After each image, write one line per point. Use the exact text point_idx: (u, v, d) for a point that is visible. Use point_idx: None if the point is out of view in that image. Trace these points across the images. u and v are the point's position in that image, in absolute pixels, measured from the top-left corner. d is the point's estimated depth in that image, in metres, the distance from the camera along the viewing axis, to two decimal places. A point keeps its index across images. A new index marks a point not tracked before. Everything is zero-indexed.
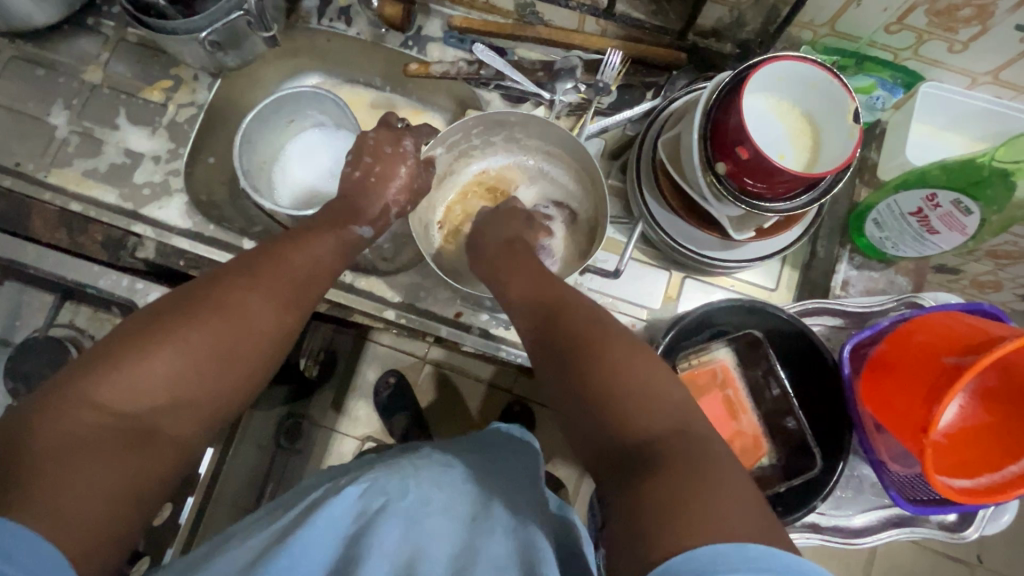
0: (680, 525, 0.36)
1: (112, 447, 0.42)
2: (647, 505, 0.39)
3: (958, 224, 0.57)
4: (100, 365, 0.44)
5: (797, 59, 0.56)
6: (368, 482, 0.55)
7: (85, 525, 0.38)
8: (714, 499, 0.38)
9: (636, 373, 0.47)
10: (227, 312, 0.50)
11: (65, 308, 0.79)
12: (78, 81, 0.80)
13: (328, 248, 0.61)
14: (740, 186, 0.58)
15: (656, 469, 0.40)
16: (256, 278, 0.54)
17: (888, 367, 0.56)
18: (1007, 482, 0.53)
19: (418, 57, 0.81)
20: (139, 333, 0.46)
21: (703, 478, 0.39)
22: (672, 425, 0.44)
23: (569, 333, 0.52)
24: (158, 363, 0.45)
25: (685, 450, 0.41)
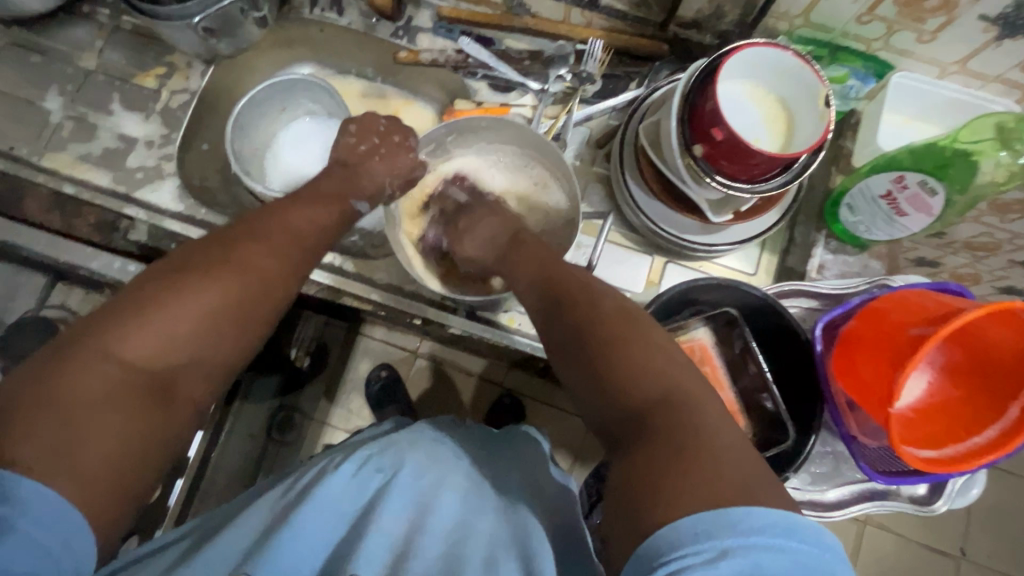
0: (666, 497, 0.36)
1: (132, 403, 0.42)
2: (635, 478, 0.38)
3: (924, 205, 0.60)
4: (115, 319, 0.44)
5: (771, 46, 0.58)
6: (360, 459, 0.55)
7: (102, 484, 0.39)
8: (714, 464, 0.37)
9: (640, 349, 0.45)
10: (236, 271, 0.49)
11: (58, 290, 0.80)
12: (73, 67, 0.82)
13: (331, 215, 0.60)
14: (717, 167, 0.60)
15: (653, 437, 0.40)
16: (265, 237, 0.53)
17: (860, 342, 0.58)
18: (970, 453, 0.55)
19: (408, 46, 0.83)
20: (150, 291, 0.46)
21: (697, 443, 0.38)
22: (661, 394, 0.42)
23: (575, 316, 0.50)
24: (172, 320, 0.45)
25: (683, 418, 0.40)
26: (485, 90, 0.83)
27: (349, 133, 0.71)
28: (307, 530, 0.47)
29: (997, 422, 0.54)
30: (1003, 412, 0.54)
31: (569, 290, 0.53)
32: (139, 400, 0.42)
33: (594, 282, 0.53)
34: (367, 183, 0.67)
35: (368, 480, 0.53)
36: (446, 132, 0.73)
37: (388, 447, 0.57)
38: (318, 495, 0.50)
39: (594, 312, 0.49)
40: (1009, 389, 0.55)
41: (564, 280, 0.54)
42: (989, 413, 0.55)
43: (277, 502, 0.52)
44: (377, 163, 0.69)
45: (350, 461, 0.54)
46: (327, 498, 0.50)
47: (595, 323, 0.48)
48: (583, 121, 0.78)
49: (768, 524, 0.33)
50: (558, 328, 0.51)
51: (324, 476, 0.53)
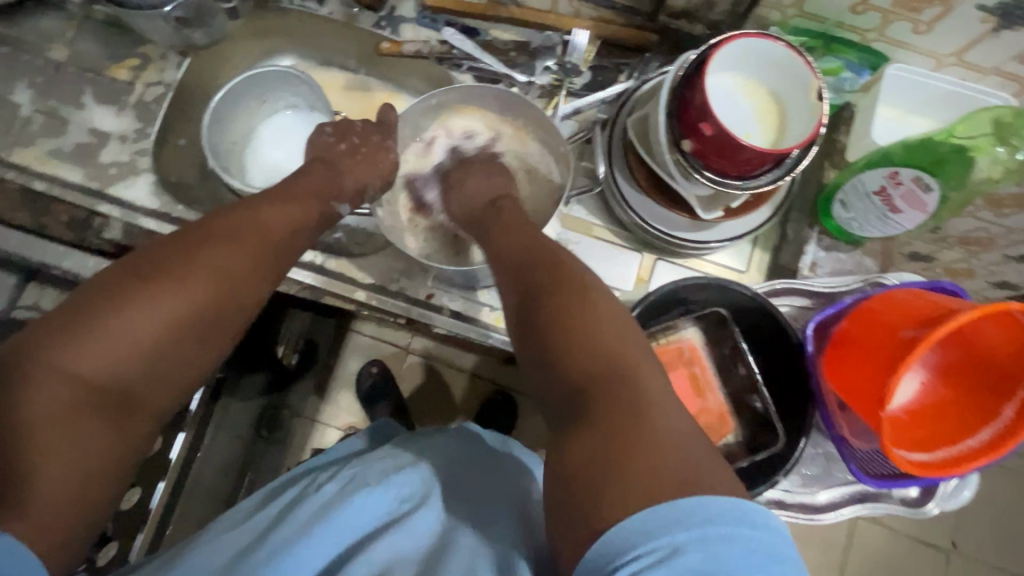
0: (607, 490, 0.36)
1: (87, 422, 0.40)
2: (575, 461, 0.38)
3: (918, 202, 0.58)
4: (69, 333, 0.41)
5: (761, 37, 0.56)
6: (347, 477, 0.54)
7: (57, 513, 0.38)
8: (652, 452, 0.36)
9: (591, 319, 0.44)
10: (203, 275, 0.47)
11: (30, 290, 0.77)
12: (42, 59, 0.79)
13: (299, 213, 0.58)
14: (707, 164, 0.58)
15: (591, 413, 0.40)
16: (234, 236, 0.51)
17: (851, 344, 0.56)
18: (963, 456, 0.53)
19: (392, 37, 0.81)
20: (107, 296, 0.43)
21: (635, 426, 0.38)
22: (599, 366, 0.41)
23: (528, 283, 0.49)
24: (130, 331, 0.43)
25: (625, 396, 0.40)
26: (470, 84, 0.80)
27: (325, 135, 0.71)
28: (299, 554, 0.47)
29: (990, 425, 0.53)
30: (997, 414, 0.53)
31: (529, 258, 0.52)
32: (98, 423, 0.41)
33: (559, 252, 0.52)
34: (348, 184, 0.65)
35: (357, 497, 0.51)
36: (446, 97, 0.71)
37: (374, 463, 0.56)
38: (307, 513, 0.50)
39: (546, 280, 0.48)
40: (1004, 391, 0.53)
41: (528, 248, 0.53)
42: (983, 416, 0.54)
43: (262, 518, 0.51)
44: (356, 164, 0.67)
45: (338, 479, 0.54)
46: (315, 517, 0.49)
47: (548, 290, 0.47)
48: (571, 115, 0.76)
49: (718, 513, 0.34)
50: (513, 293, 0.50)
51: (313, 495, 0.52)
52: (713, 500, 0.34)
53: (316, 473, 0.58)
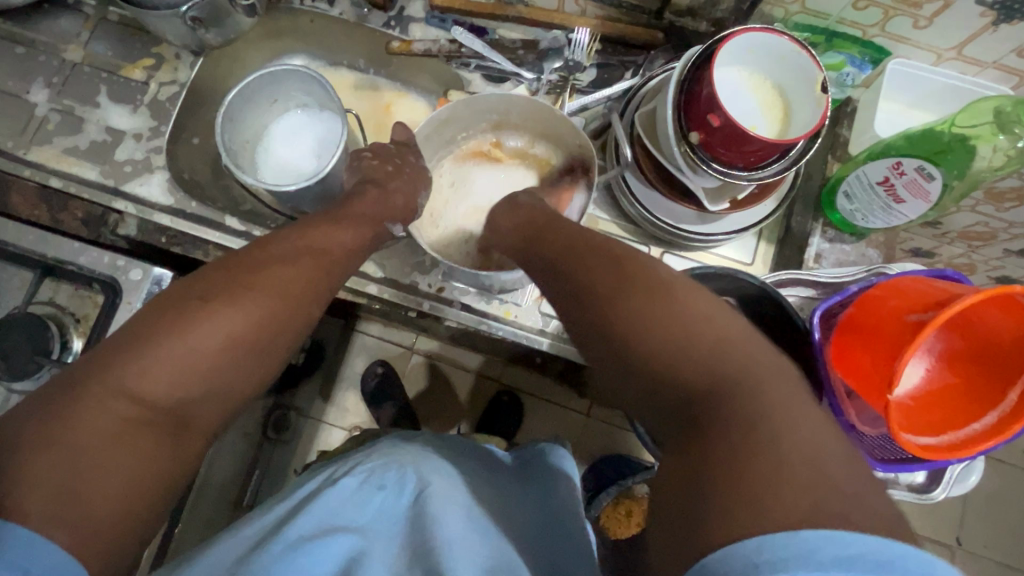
0: (768, 502, 0.33)
1: (145, 440, 0.41)
2: (715, 472, 0.36)
3: (922, 191, 0.58)
4: (131, 351, 0.43)
5: (766, 31, 0.58)
6: (366, 473, 0.55)
7: (107, 532, 0.38)
8: (793, 469, 0.34)
9: (694, 332, 0.44)
10: (262, 297, 0.49)
11: (45, 286, 0.76)
12: (58, 60, 0.80)
13: (355, 239, 0.60)
14: (714, 155, 0.59)
15: (711, 431, 0.39)
16: (290, 261, 0.52)
17: (857, 330, 0.58)
18: (970, 439, 0.54)
19: (401, 36, 0.82)
20: (171, 316, 0.45)
21: (759, 439, 0.36)
22: (728, 372, 0.41)
23: (615, 299, 0.48)
24: (191, 349, 0.44)
25: (743, 406, 0.38)
26: (478, 81, 0.82)
27: (365, 158, 0.72)
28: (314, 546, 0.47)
29: (995, 409, 0.54)
30: (1002, 399, 0.54)
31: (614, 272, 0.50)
32: (150, 440, 0.41)
33: (643, 262, 0.50)
34: (400, 204, 0.68)
35: (371, 496, 0.53)
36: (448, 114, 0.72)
37: (393, 460, 0.57)
38: (321, 506, 0.51)
39: (638, 292, 0.47)
40: (1010, 375, 0.54)
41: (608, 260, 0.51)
42: (989, 400, 0.55)
43: (275, 515, 0.53)
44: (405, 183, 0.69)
45: (355, 474, 0.55)
46: (330, 513, 0.51)
47: (645, 304, 0.46)
48: (578, 112, 0.78)
49: (851, 540, 0.30)
50: (592, 308, 0.49)
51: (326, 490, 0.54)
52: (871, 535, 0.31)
53: (332, 468, 0.60)
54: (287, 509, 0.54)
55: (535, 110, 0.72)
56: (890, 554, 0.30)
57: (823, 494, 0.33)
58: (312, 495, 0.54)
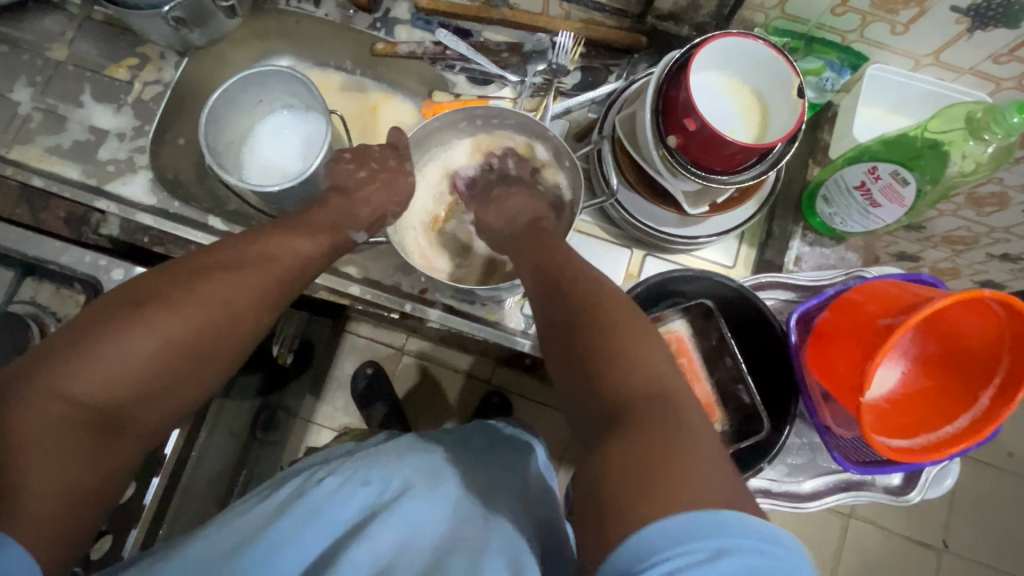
0: (661, 492, 0.36)
1: (79, 441, 0.41)
2: (614, 471, 0.39)
3: (897, 195, 0.60)
4: (64, 355, 0.42)
5: (742, 36, 0.58)
6: (345, 473, 0.56)
7: (60, 526, 0.39)
8: (690, 469, 0.38)
9: (630, 351, 0.45)
10: (205, 301, 0.49)
11: (27, 284, 0.75)
12: (42, 59, 0.80)
13: (312, 245, 0.59)
14: (692, 159, 0.60)
15: (624, 434, 0.40)
16: (239, 269, 0.52)
17: (831, 333, 0.58)
18: (943, 441, 0.55)
19: (386, 38, 0.83)
20: (109, 319, 0.45)
21: (672, 445, 0.39)
22: (650, 390, 0.42)
23: (565, 314, 0.49)
24: (128, 351, 0.44)
25: (658, 416, 0.41)
26: (463, 84, 0.82)
27: (337, 167, 0.71)
28: (292, 551, 0.48)
29: (968, 412, 0.55)
30: (974, 402, 0.55)
31: (572, 286, 0.52)
32: (87, 441, 0.41)
33: (602, 279, 0.53)
34: (365, 213, 0.67)
35: (354, 491, 0.53)
36: (436, 123, 0.72)
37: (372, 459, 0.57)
38: (304, 507, 0.52)
39: (589, 309, 0.48)
40: (982, 378, 0.55)
41: (574, 275, 0.53)
42: (962, 403, 0.56)
43: (257, 514, 0.53)
44: (373, 191, 0.70)
45: (335, 476, 0.55)
46: (313, 513, 0.51)
47: (593, 320, 0.47)
48: (562, 114, 0.78)
49: (742, 527, 0.35)
50: (559, 311, 0.50)
51: (307, 490, 0.54)
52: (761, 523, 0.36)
53: (314, 467, 0.60)
54: (272, 505, 0.54)
55: (522, 122, 0.72)
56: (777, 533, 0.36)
57: (704, 496, 0.36)
58: (296, 493, 0.55)
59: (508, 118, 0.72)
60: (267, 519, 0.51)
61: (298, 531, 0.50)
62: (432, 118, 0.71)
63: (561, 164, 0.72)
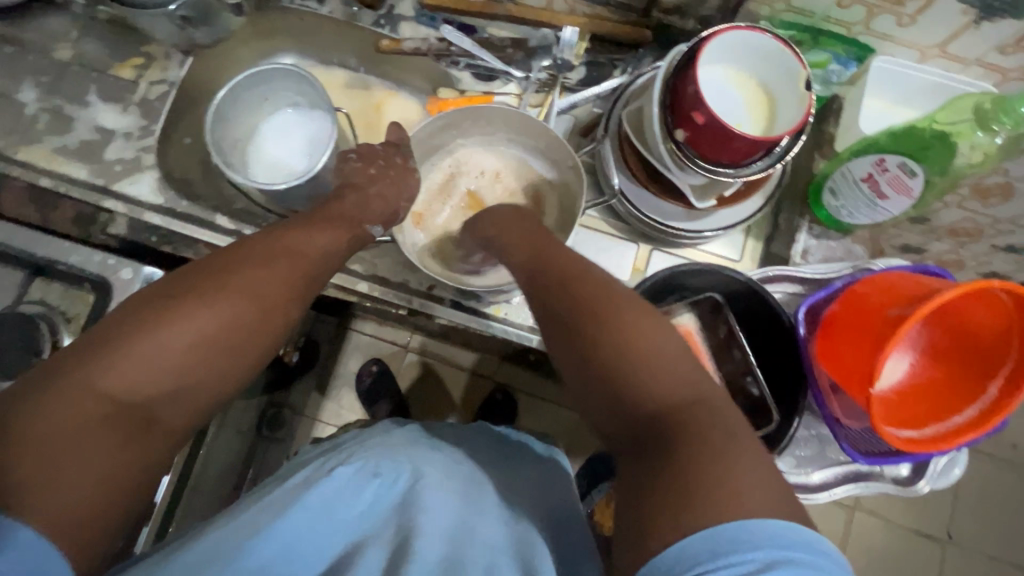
0: (706, 499, 0.36)
1: (111, 435, 0.41)
2: (661, 480, 0.39)
3: (905, 187, 0.60)
4: (95, 350, 0.43)
5: (749, 30, 0.58)
6: (364, 462, 0.56)
7: (91, 521, 0.39)
8: (737, 474, 0.37)
9: (654, 349, 0.45)
10: (236, 299, 0.49)
11: (36, 285, 0.75)
12: (47, 59, 0.80)
13: (332, 240, 0.60)
14: (699, 153, 0.60)
15: (671, 445, 0.40)
16: (268, 265, 0.53)
17: (840, 325, 0.58)
18: (951, 432, 0.55)
19: (390, 35, 0.82)
20: (138, 315, 0.45)
21: (713, 451, 0.39)
22: (689, 397, 0.43)
23: (577, 309, 0.49)
24: (159, 348, 0.44)
25: (696, 419, 0.42)
26: (468, 79, 0.82)
27: (342, 167, 0.71)
28: (308, 543, 0.48)
29: (976, 403, 0.55)
30: (982, 392, 0.55)
31: (575, 277, 0.52)
32: (119, 435, 0.41)
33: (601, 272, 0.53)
34: (379, 207, 0.68)
35: (365, 483, 0.53)
36: (442, 122, 0.72)
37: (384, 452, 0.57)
38: (316, 500, 0.51)
39: (601, 302, 0.48)
40: (989, 369, 0.55)
41: (576, 274, 0.52)
42: (969, 393, 0.56)
43: (270, 502, 0.52)
44: (387, 186, 0.70)
45: (349, 464, 0.55)
46: (326, 505, 0.51)
47: (609, 320, 0.47)
48: (567, 110, 0.78)
49: (790, 534, 0.34)
50: (569, 304, 0.49)
51: (318, 480, 0.54)
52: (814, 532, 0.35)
53: (326, 457, 0.60)
54: (278, 497, 0.53)
55: (528, 123, 0.71)
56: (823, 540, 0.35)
57: (751, 500, 0.36)
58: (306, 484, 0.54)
59: (513, 119, 0.72)
60: (272, 509, 0.51)
61: (313, 523, 0.49)
62: (438, 117, 0.71)
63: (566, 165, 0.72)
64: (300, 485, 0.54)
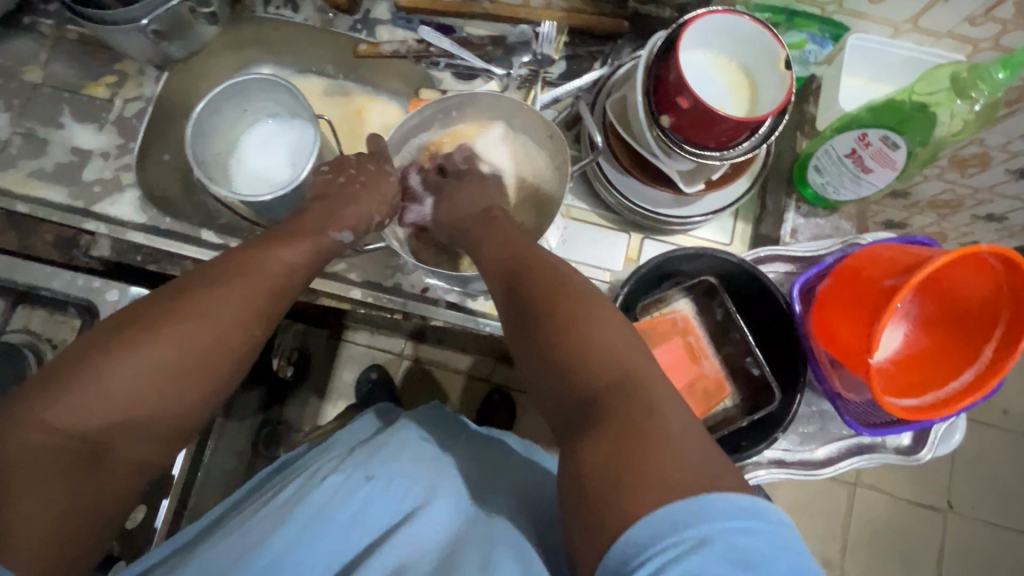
0: (633, 476, 0.37)
1: (60, 471, 0.40)
2: (595, 459, 0.39)
3: (888, 160, 0.61)
4: (51, 386, 0.43)
5: (727, 13, 0.59)
6: (348, 468, 0.56)
7: (43, 560, 0.38)
8: (667, 447, 0.38)
9: (594, 336, 0.45)
10: (191, 321, 0.48)
11: (19, 312, 0.73)
12: (17, 82, 0.79)
13: (300, 254, 0.58)
14: (685, 138, 0.60)
15: (599, 423, 0.41)
16: (220, 285, 0.51)
17: (835, 300, 0.59)
18: (950, 398, 0.56)
19: (368, 40, 0.82)
20: (94, 348, 0.45)
21: (643, 429, 0.39)
22: (617, 376, 0.43)
23: (528, 298, 0.50)
24: (112, 380, 0.43)
25: (637, 402, 0.41)
26: (449, 79, 0.82)
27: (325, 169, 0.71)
28: (299, 556, 0.49)
29: (971, 367, 0.56)
30: (977, 356, 0.56)
31: (527, 272, 0.53)
32: (70, 471, 0.41)
33: (559, 265, 0.53)
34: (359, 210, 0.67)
35: (357, 488, 0.53)
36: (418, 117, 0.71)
37: (375, 454, 0.57)
38: (306, 511, 0.51)
39: (552, 291, 0.50)
40: (982, 334, 0.56)
41: (529, 266, 0.54)
42: (965, 359, 0.57)
43: (264, 515, 0.53)
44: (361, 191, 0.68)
45: (338, 472, 0.55)
46: (317, 515, 0.51)
47: (552, 306, 0.48)
48: (550, 104, 0.78)
49: (724, 509, 0.35)
50: (521, 297, 0.51)
51: (309, 492, 0.54)
52: (747, 502, 0.35)
53: (315, 466, 0.60)
54: (273, 506, 0.53)
55: (503, 104, 0.71)
56: (761, 509, 0.36)
57: (677, 475, 0.37)
58: (299, 493, 0.55)
59: (487, 103, 0.71)
60: (268, 522, 0.51)
61: (304, 536, 0.50)
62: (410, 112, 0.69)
63: (546, 144, 0.72)
64: (293, 494, 0.55)
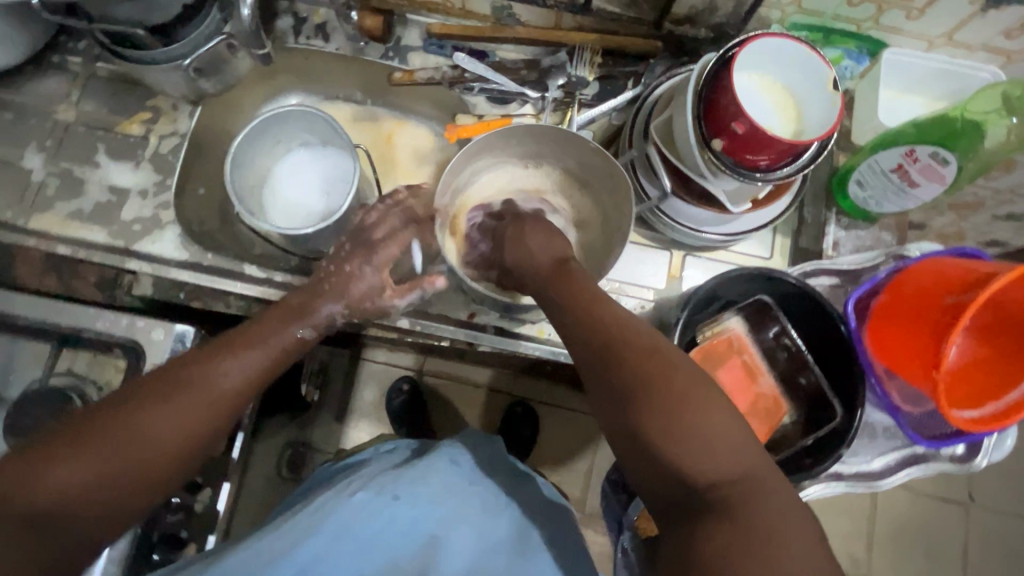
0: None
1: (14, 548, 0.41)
2: (713, 557, 0.41)
3: (937, 174, 0.62)
4: (19, 465, 0.44)
5: (778, 37, 0.60)
6: (378, 484, 0.56)
7: None
8: (791, 550, 0.41)
9: (705, 424, 0.45)
10: (169, 407, 0.49)
11: (63, 356, 0.73)
12: (50, 122, 0.78)
13: (286, 342, 0.59)
14: (735, 160, 0.61)
15: (717, 520, 0.42)
16: (205, 374, 0.52)
17: (892, 313, 0.60)
18: (1009, 409, 0.57)
19: (401, 66, 0.82)
20: (68, 430, 0.46)
21: (766, 533, 0.41)
22: (737, 472, 0.44)
23: (624, 373, 0.48)
24: (82, 463, 0.45)
25: (750, 500, 0.43)
26: (483, 104, 0.82)
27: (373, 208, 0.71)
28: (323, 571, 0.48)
29: None
30: None
31: (613, 338, 0.50)
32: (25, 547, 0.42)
33: (643, 329, 0.51)
34: None
35: (389, 505, 0.53)
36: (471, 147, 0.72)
37: (411, 475, 0.57)
38: (334, 524, 0.51)
39: (650, 367, 0.48)
40: None
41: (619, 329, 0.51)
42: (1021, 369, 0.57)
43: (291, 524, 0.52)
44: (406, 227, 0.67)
45: (369, 487, 0.55)
46: (345, 529, 0.51)
47: (657, 385, 0.47)
48: (586, 124, 0.79)
49: None
50: (614, 372, 0.49)
51: (340, 502, 0.54)
52: None
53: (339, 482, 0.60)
54: (294, 519, 0.53)
55: (553, 139, 0.73)
56: None
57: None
58: (326, 503, 0.54)
59: (537, 138, 0.73)
60: (291, 534, 0.51)
61: (333, 549, 0.49)
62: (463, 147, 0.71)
63: (596, 179, 0.74)
64: (320, 504, 0.54)
